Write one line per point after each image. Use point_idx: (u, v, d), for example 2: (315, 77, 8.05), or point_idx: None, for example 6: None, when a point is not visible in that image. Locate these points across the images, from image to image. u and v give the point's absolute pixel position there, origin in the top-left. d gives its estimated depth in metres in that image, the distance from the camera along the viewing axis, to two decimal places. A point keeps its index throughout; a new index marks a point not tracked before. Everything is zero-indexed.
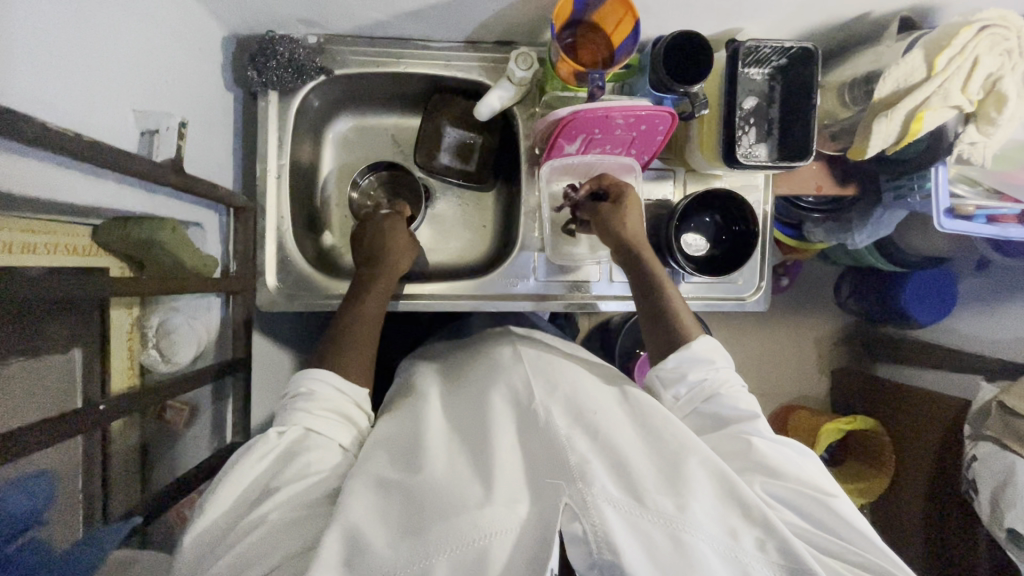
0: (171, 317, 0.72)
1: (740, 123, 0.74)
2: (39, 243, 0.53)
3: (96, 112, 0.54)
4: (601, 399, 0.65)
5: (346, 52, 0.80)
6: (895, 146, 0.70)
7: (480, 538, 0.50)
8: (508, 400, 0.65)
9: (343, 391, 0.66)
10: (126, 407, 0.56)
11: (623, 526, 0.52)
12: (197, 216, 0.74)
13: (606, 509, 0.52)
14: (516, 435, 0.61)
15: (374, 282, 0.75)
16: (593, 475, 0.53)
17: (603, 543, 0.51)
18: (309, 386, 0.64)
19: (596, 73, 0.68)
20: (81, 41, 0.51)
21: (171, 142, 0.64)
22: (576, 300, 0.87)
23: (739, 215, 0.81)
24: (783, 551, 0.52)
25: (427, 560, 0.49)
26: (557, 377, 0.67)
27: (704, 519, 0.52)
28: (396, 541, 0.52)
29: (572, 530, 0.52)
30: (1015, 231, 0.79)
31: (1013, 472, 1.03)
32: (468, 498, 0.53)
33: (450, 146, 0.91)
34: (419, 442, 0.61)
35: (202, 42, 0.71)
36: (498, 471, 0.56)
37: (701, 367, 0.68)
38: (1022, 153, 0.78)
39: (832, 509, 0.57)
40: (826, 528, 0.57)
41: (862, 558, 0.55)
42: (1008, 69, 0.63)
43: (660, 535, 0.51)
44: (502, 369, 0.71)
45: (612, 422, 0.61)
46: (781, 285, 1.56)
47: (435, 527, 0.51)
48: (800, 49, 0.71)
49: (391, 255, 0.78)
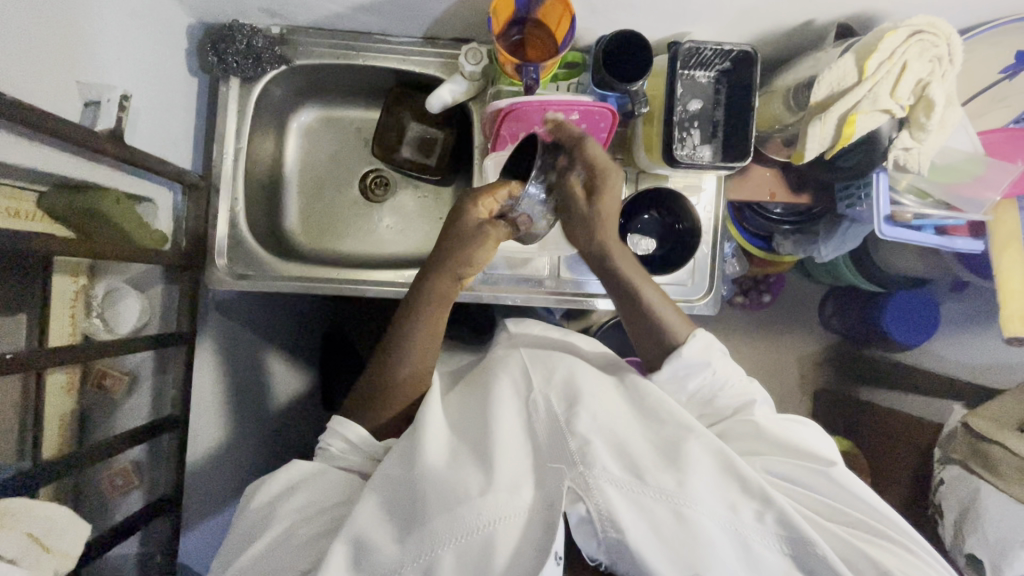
0: (117, 289, 0.74)
1: (683, 125, 0.76)
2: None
3: (34, 79, 0.57)
4: (599, 382, 0.64)
5: (307, 43, 0.83)
6: (832, 149, 0.71)
7: (485, 525, 0.52)
8: (507, 386, 0.65)
9: (358, 449, 0.65)
10: (28, 364, 0.55)
11: (625, 504, 0.53)
12: (149, 191, 0.76)
13: (609, 489, 0.54)
14: (518, 415, 0.61)
15: (420, 327, 0.70)
16: (594, 457, 0.55)
17: (607, 521, 0.53)
18: (329, 435, 0.66)
19: (529, 66, 0.71)
20: (16, 5, 0.53)
21: (112, 113, 0.65)
22: (523, 294, 0.88)
23: (681, 214, 0.83)
24: (781, 521, 0.53)
25: (432, 553, 0.51)
26: (555, 362, 0.66)
27: (704, 494, 0.54)
28: (401, 538, 0.53)
29: (576, 511, 0.54)
30: (960, 243, 0.80)
31: (976, 497, 0.97)
32: (469, 485, 0.54)
33: (411, 140, 0.95)
34: (418, 427, 0.61)
35: (163, 25, 0.75)
36: (500, 456, 0.56)
37: (698, 373, 0.66)
38: (970, 166, 0.76)
39: (829, 478, 0.59)
40: (826, 495, 0.60)
41: (858, 521, 0.58)
42: (937, 76, 0.64)
43: (663, 512, 0.53)
44: (500, 359, 0.70)
45: (610, 402, 0.62)
46: (762, 302, 1.43)
47: (439, 518, 0.52)
48: (739, 51, 0.72)
49: (480, 247, 0.68)
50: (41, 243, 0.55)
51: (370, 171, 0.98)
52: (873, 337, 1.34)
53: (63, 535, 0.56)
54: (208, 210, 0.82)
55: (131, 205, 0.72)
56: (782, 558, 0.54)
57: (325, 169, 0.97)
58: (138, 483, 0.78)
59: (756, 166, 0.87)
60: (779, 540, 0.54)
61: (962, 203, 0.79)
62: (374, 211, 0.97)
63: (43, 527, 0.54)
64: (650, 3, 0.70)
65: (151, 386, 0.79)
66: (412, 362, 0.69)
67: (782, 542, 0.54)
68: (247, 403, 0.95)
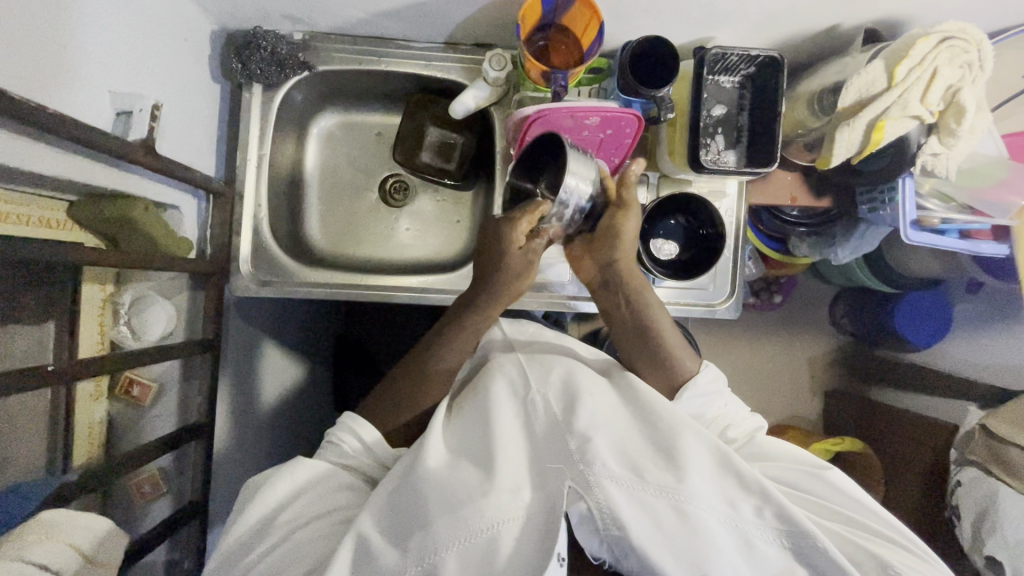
0: (143, 296, 0.73)
1: (708, 130, 0.75)
2: (31, 215, 0.58)
3: (66, 89, 0.57)
4: (595, 383, 0.65)
5: (329, 48, 0.83)
6: (859, 155, 0.71)
7: (489, 527, 0.52)
8: (505, 388, 0.66)
9: (372, 453, 0.66)
10: (50, 375, 0.54)
11: (626, 501, 0.53)
12: (176, 199, 0.76)
13: (610, 486, 0.53)
14: (517, 416, 0.62)
15: (459, 330, 0.72)
16: (594, 455, 0.55)
17: (609, 518, 0.53)
18: (340, 430, 0.66)
19: (558, 73, 0.71)
20: (46, 13, 0.53)
21: (144, 124, 0.66)
22: (546, 299, 0.88)
23: (707, 219, 0.82)
24: (779, 515, 0.53)
25: (436, 556, 0.50)
26: (552, 363, 0.68)
27: (704, 491, 0.54)
28: (400, 544, 0.52)
29: (577, 509, 0.54)
30: (985, 246, 0.80)
31: (993, 499, 0.96)
32: (471, 487, 0.54)
33: (430, 145, 0.94)
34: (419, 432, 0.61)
35: (188, 32, 0.75)
36: (502, 457, 0.57)
37: (715, 403, 0.69)
38: (993, 170, 0.76)
39: (828, 480, 0.60)
40: (824, 497, 0.59)
41: (858, 520, 0.57)
42: (968, 81, 0.64)
43: (664, 508, 0.53)
44: (496, 362, 0.71)
45: (607, 403, 0.63)
46: (774, 303, 1.43)
47: (441, 520, 0.52)
48: (766, 56, 0.72)
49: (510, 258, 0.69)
50: (71, 252, 0.55)
51: (388, 176, 0.98)
52: (887, 338, 1.33)
53: (97, 543, 0.56)
54: (231, 217, 0.82)
55: (159, 213, 0.72)
56: (781, 553, 0.53)
57: (344, 173, 0.97)
58: (165, 489, 0.79)
59: (778, 170, 0.86)
60: (780, 537, 0.53)
61: (987, 207, 0.78)
62: (393, 215, 0.97)
63: (84, 537, 0.55)
64: (677, 9, 0.70)
65: (178, 393, 0.80)
66: (453, 353, 0.71)
67: (782, 537, 0.53)
68: (266, 409, 0.95)
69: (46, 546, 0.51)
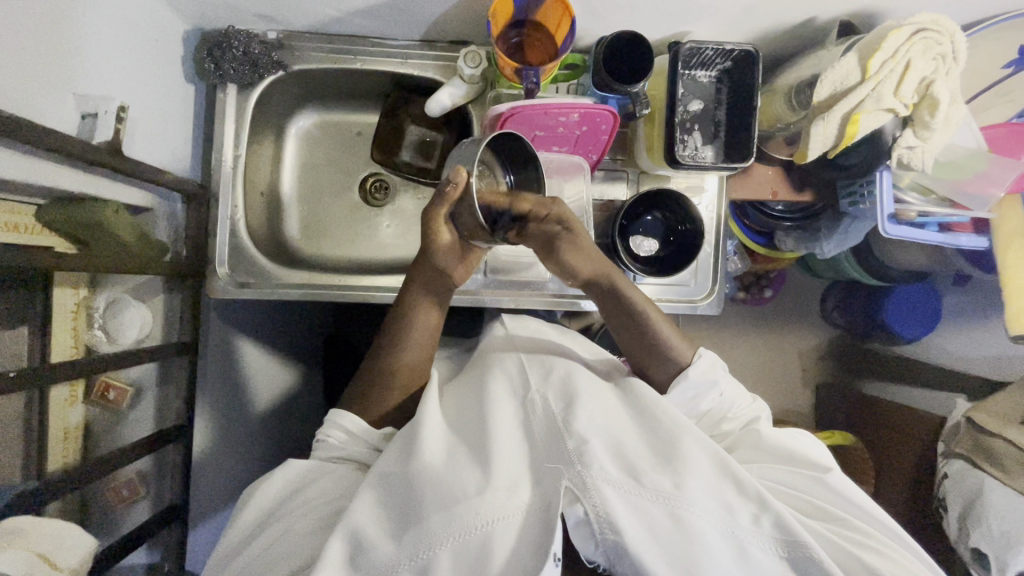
0: (116, 300, 0.73)
1: (685, 126, 0.75)
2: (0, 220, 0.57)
3: (29, 93, 0.56)
4: (596, 385, 0.65)
5: (305, 48, 0.82)
6: (835, 148, 0.70)
7: (483, 525, 0.51)
8: (502, 384, 0.66)
9: (358, 438, 0.65)
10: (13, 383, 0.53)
11: (623, 505, 0.52)
12: (147, 202, 0.76)
13: (607, 489, 0.53)
14: (515, 415, 0.62)
15: (419, 321, 0.72)
16: (592, 457, 0.54)
17: (606, 523, 0.52)
18: (328, 426, 0.67)
19: (529, 69, 0.71)
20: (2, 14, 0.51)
21: (109, 126, 0.65)
22: (527, 299, 0.89)
23: (683, 215, 0.82)
24: (777, 525, 0.53)
25: (430, 553, 0.50)
26: (551, 362, 0.68)
27: (701, 495, 0.53)
28: (396, 536, 0.52)
29: (574, 513, 0.53)
30: (964, 241, 0.80)
31: (980, 491, 0.95)
32: (467, 485, 0.53)
33: (411, 144, 0.94)
34: (414, 427, 0.60)
35: (158, 32, 0.74)
36: (499, 457, 0.56)
37: (707, 393, 0.68)
38: (970, 162, 0.76)
39: (829, 485, 0.59)
40: (818, 500, 0.59)
41: (857, 524, 0.57)
42: (941, 73, 0.64)
43: (661, 514, 0.52)
44: (496, 359, 0.71)
45: (607, 404, 0.62)
46: (763, 297, 1.41)
47: (437, 516, 0.51)
48: (742, 50, 0.72)
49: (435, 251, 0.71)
50: (38, 259, 0.54)
51: (369, 175, 0.97)
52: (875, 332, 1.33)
53: (64, 551, 0.56)
54: (208, 219, 0.82)
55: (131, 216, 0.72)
56: (778, 562, 0.52)
57: (323, 173, 0.96)
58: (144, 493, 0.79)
59: (758, 164, 0.86)
60: (777, 545, 0.53)
61: (966, 200, 0.78)
62: (375, 215, 0.96)
63: (49, 544, 0.55)
64: (651, 5, 0.69)
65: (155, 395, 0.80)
66: (415, 347, 0.72)
67: (780, 546, 0.53)
68: (250, 411, 0.95)
69: (12, 553, 0.51)
